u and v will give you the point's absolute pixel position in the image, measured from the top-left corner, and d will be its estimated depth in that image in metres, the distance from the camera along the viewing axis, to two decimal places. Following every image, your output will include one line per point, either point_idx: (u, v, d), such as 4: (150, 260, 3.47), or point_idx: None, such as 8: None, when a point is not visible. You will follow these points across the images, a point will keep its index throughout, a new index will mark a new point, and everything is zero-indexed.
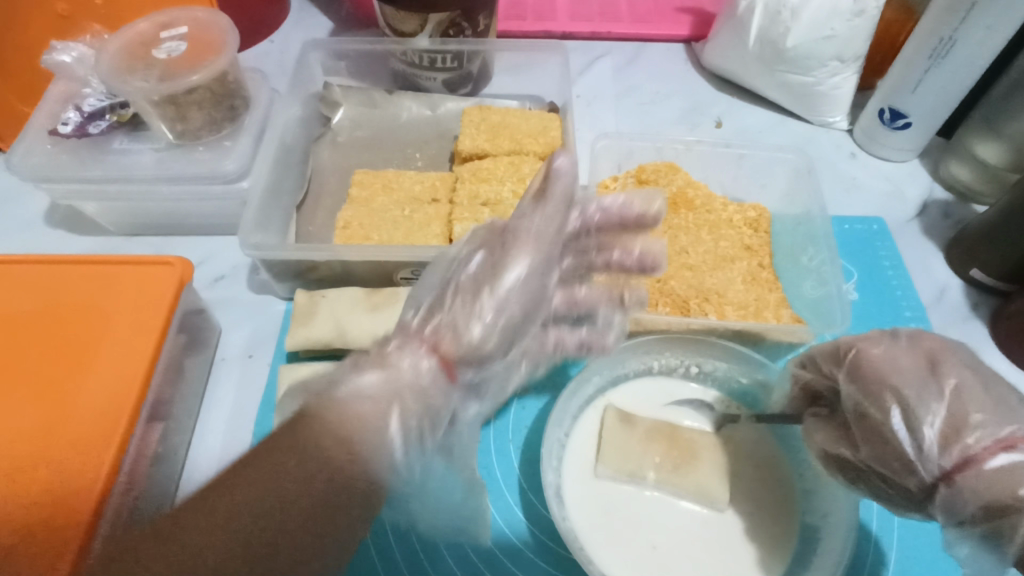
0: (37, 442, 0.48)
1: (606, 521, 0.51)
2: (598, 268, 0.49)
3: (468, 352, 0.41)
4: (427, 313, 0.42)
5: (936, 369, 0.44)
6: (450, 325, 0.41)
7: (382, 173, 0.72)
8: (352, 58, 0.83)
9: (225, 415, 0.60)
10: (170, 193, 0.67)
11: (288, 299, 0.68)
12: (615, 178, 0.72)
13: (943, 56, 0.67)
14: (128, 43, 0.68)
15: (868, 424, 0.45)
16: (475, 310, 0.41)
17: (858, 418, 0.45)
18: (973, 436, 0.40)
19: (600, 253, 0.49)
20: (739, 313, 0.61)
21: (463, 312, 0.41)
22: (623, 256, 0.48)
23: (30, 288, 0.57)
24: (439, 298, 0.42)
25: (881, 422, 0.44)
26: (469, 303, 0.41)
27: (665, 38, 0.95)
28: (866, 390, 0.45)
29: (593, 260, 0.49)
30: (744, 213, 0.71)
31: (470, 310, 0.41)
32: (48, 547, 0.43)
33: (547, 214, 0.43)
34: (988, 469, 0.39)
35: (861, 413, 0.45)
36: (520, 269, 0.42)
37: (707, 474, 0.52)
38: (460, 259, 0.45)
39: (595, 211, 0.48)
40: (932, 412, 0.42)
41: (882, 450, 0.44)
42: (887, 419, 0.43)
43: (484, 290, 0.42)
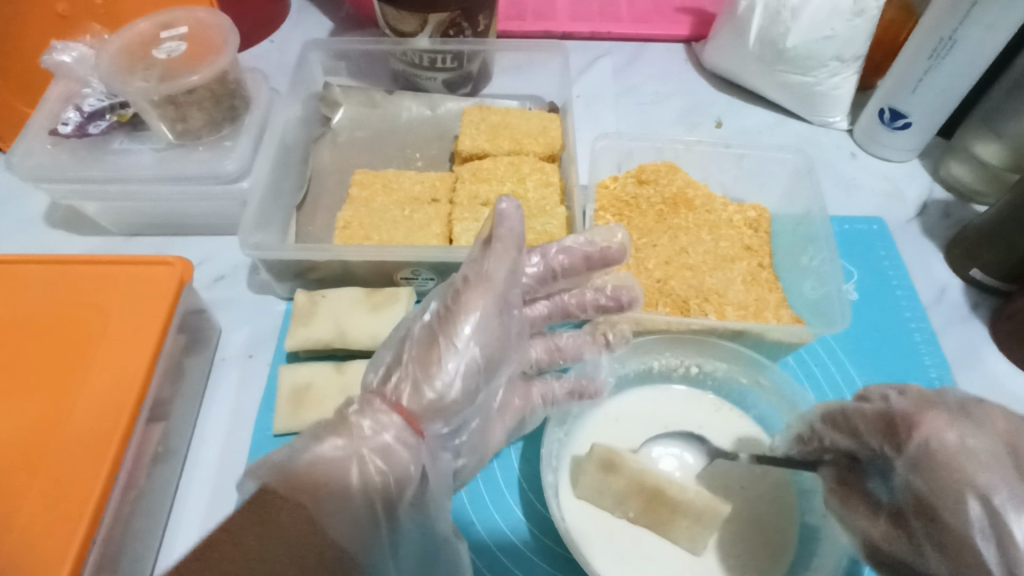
0: (39, 443, 0.48)
1: (602, 528, 0.50)
2: (574, 310, 0.52)
3: (433, 404, 0.43)
4: (388, 367, 0.45)
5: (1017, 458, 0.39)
6: (411, 384, 0.43)
7: (382, 173, 0.72)
8: (352, 59, 0.83)
9: (225, 414, 0.60)
10: (170, 193, 0.67)
11: (288, 299, 0.68)
12: (616, 178, 0.73)
13: (943, 56, 0.67)
14: (128, 43, 0.68)
15: (937, 524, 0.39)
16: (435, 362, 0.43)
17: (922, 515, 0.40)
18: None
19: (571, 295, 0.52)
20: (739, 313, 0.61)
21: (422, 370, 0.43)
22: (597, 295, 0.52)
23: (31, 289, 0.57)
24: (397, 356, 0.45)
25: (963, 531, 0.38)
26: (428, 356, 0.44)
27: (665, 38, 0.95)
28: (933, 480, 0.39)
29: (567, 303, 0.52)
30: (744, 213, 0.71)
31: (430, 364, 0.43)
32: (49, 549, 0.43)
33: (498, 256, 0.45)
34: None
35: (925, 507, 0.40)
36: (474, 319, 0.44)
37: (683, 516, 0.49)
38: (418, 313, 0.47)
39: (557, 252, 0.50)
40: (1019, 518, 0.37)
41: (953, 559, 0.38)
42: (964, 521, 0.38)
43: (440, 341, 0.44)
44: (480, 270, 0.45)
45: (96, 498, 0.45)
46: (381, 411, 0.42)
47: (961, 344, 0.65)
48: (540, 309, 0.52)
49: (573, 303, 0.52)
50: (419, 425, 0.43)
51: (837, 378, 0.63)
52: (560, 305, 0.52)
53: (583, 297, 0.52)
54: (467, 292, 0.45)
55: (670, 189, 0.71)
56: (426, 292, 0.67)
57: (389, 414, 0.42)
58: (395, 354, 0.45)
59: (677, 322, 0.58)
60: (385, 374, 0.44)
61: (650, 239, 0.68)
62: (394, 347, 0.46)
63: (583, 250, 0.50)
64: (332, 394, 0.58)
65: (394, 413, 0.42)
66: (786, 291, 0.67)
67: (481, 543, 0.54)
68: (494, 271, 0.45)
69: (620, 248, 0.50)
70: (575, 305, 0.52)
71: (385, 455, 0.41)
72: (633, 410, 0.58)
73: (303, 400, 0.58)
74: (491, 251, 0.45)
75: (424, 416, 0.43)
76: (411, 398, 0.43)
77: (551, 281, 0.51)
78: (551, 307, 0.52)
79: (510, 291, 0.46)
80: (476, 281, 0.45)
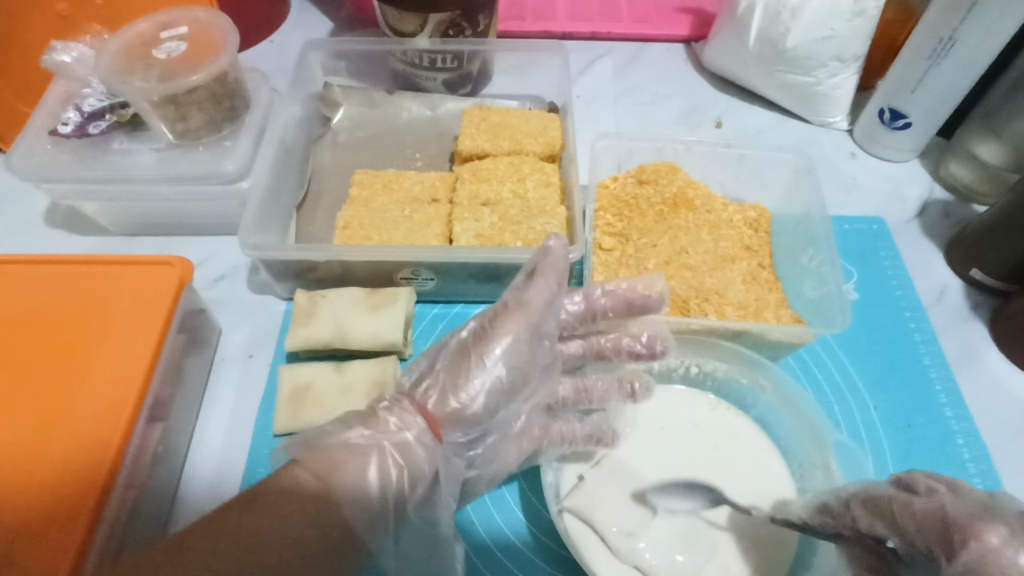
0: (38, 441, 0.48)
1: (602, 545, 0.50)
2: (607, 352, 0.54)
3: (454, 412, 0.46)
4: (422, 373, 0.49)
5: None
6: (438, 391, 0.47)
7: (382, 173, 0.73)
8: (352, 59, 0.83)
9: (225, 413, 0.60)
10: (170, 193, 0.67)
11: (288, 299, 0.68)
12: (616, 178, 0.73)
13: (943, 56, 0.67)
14: (128, 43, 0.68)
15: None
16: (464, 375, 0.47)
17: None
18: None
19: (608, 339, 0.54)
20: (739, 313, 0.62)
21: (451, 382, 0.47)
22: (632, 341, 0.53)
23: (31, 288, 0.57)
24: (431, 364, 0.49)
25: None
26: (459, 368, 0.47)
27: (665, 38, 0.95)
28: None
29: (602, 344, 0.53)
30: (744, 213, 0.71)
31: (460, 375, 0.47)
32: (50, 547, 0.43)
33: (541, 286, 0.49)
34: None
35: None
36: (505, 342, 0.48)
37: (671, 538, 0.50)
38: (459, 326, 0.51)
39: (600, 295, 0.52)
40: None
41: None
42: None
43: (473, 356, 0.47)
44: (522, 298, 0.49)
45: (96, 497, 0.45)
46: (406, 412, 0.46)
47: (961, 344, 0.65)
48: (575, 346, 0.54)
49: (609, 347, 0.53)
50: (439, 430, 0.46)
51: (837, 378, 0.63)
52: (594, 346, 0.54)
53: (619, 342, 0.53)
54: (505, 316, 0.48)
55: (670, 189, 0.71)
56: (425, 292, 0.67)
57: (414, 415, 0.46)
58: (430, 362, 0.49)
59: (677, 322, 0.58)
60: (417, 379, 0.49)
61: (650, 239, 0.68)
62: (430, 356, 0.50)
63: (625, 295, 0.51)
64: (331, 394, 0.58)
65: (419, 419, 0.46)
66: (786, 290, 0.67)
67: (481, 543, 0.54)
68: (532, 299, 0.49)
69: (660, 297, 0.51)
70: (609, 347, 0.53)
71: (404, 450, 0.45)
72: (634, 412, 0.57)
73: (303, 401, 0.58)
74: (535, 281, 0.49)
75: (444, 423, 0.46)
76: (436, 403, 0.47)
77: (590, 321, 0.53)
78: (585, 346, 0.54)
79: (543, 322, 0.49)
80: (515, 307, 0.48)
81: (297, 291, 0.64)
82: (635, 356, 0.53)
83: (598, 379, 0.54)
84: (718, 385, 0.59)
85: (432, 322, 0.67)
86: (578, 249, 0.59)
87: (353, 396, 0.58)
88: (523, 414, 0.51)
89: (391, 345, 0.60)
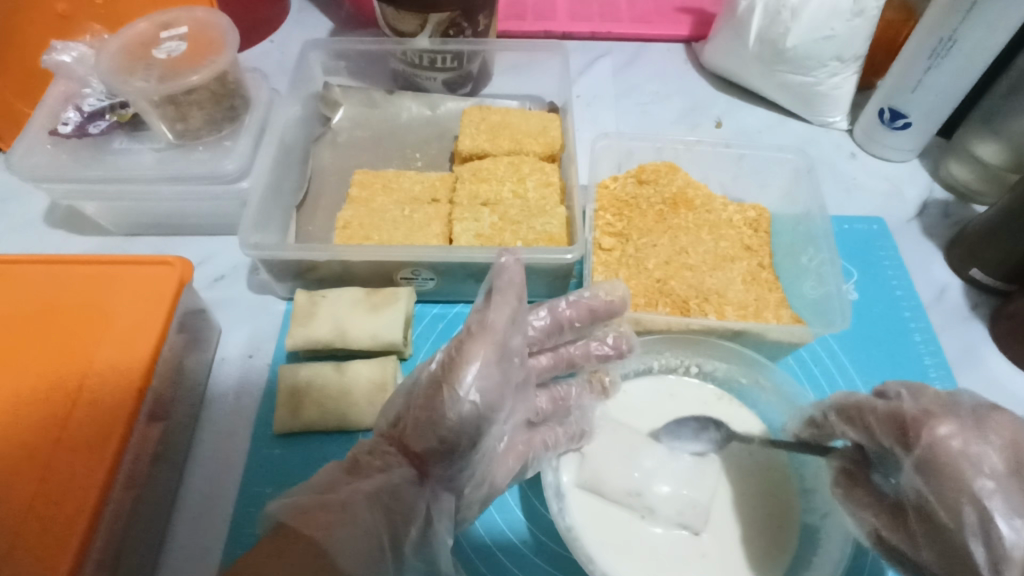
0: (38, 440, 0.48)
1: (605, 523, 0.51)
2: (578, 359, 0.54)
3: (433, 448, 0.43)
4: (399, 412, 0.45)
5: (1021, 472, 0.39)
6: (414, 430, 0.43)
7: (382, 173, 0.73)
8: (352, 58, 0.83)
9: (225, 414, 0.60)
10: (170, 193, 0.67)
11: (288, 299, 0.68)
12: (616, 178, 0.73)
13: (943, 56, 0.67)
14: (128, 43, 0.68)
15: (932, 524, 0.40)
16: (437, 412, 0.42)
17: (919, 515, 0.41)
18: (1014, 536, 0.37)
19: (576, 346, 0.54)
20: (739, 313, 0.62)
21: (425, 421, 0.43)
22: (600, 345, 0.54)
23: (31, 288, 0.57)
24: (407, 403, 0.45)
25: (955, 530, 0.39)
26: (433, 403, 0.43)
27: (665, 38, 0.95)
28: (938, 485, 0.40)
29: (572, 353, 0.54)
30: (744, 213, 0.71)
31: (434, 411, 0.43)
32: (50, 546, 0.44)
33: (499, 306, 0.45)
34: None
35: (928, 510, 0.41)
36: (473, 372, 0.43)
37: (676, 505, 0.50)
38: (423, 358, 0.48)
39: (565, 307, 0.52)
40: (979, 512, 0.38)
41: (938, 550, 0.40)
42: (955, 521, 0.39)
43: (441, 389, 0.43)
44: (485, 322, 0.45)
45: (95, 497, 0.45)
46: (389, 453, 0.45)
47: (961, 344, 0.65)
48: (545, 359, 0.53)
49: (578, 355, 0.54)
50: (425, 464, 0.44)
51: (836, 378, 0.63)
52: (564, 356, 0.54)
53: (587, 348, 0.54)
54: (469, 343, 0.44)
55: (671, 190, 0.71)
56: (425, 292, 0.67)
57: (397, 456, 0.45)
58: (405, 399, 0.46)
59: (677, 322, 0.58)
60: (397, 419, 0.45)
61: (650, 239, 0.68)
62: (402, 396, 0.46)
63: (590, 304, 0.52)
64: (331, 394, 0.58)
65: (403, 463, 0.44)
66: (786, 291, 0.67)
67: (480, 542, 0.54)
68: (495, 321, 0.45)
69: (622, 302, 0.52)
70: (579, 357, 0.54)
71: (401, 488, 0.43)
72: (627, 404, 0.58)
73: (302, 400, 0.58)
74: (493, 302, 0.45)
75: (429, 458, 0.43)
76: (416, 441, 0.43)
77: (559, 335, 0.52)
78: (555, 357, 0.54)
79: (510, 339, 0.45)
80: (479, 332, 0.44)
81: (297, 291, 0.64)
82: (602, 358, 0.54)
83: (573, 386, 0.55)
84: (719, 384, 0.60)
85: (432, 322, 0.67)
86: (578, 249, 0.59)
87: (353, 396, 0.58)
88: (506, 437, 0.49)
89: (392, 345, 0.60)
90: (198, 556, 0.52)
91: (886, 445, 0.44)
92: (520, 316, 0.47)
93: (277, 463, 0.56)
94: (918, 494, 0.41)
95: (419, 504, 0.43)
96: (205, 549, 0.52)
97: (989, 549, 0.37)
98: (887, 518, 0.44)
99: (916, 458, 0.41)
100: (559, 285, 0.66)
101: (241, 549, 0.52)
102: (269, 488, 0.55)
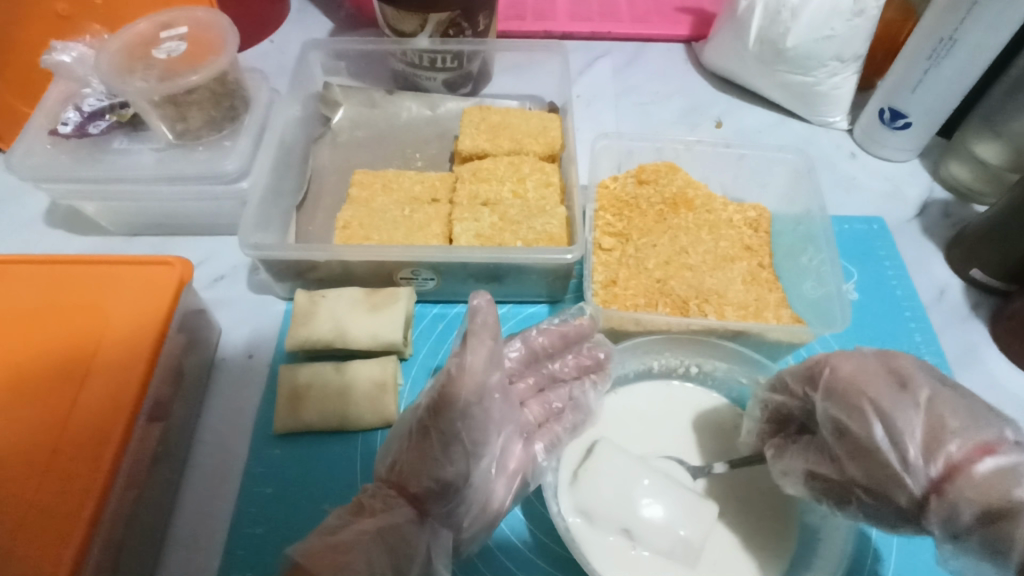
0: (38, 440, 0.48)
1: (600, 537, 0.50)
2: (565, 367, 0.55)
3: (432, 488, 0.45)
4: (393, 457, 0.47)
5: (906, 382, 0.43)
6: (410, 471, 0.46)
7: (382, 173, 0.72)
8: (352, 58, 0.83)
9: (224, 415, 0.60)
10: (169, 192, 0.66)
11: (288, 299, 0.68)
12: (616, 178, 0.73)
13: (943, 56, 0.67)
14: (128, 43, 0.68)
15: (850, 440, 0.43)
16: (430, 455, 0.46)
17: (838, 436, 0.44)
18: (954, 443, 0.39)
19: (556, 364, 0.55)
20: (739, 313, 0.61)
21: (423, 460, 0.46)
22: (579, 357, 0.55)
23: (30, 288, 0.57)
24: (402, 448, 0.47)
25: (866, 440, 0.42)
26: (423, 448, 0.46)
27: (665, 38, 0.95)
28: (846, 406, 0.43)
29: (551, 368, 0.55)
30: (744, 213, 0.71)
31: (426, 457, 0.46)
32: (51, 547, 0.44)
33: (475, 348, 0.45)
34: (979, 475, 0.38)
35: (842, 430, 0.43)
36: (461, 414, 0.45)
37: (669, 526, 0.49)
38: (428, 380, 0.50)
39: (537, 335, 0.54)
40: (911, 424, 0.41)
41: (870, 466, 0.42)
42: (869, 432, 0.42)
43: (432, 433, 0.46)
44: (462, 364, 0.45)
45: (96, 497, 0.45)
46: (389, 495, 0.45)
47: (961, 343, 0.65)
48: (528, 379, 0.54)
49: (560, 370, 0.55)
50: (423, 506, 0.45)
51: None
52: (547, 374, 0.55)
53: (567, 362, 0.55)
54: (450, 386, 0.45)
55: (670, 190, 0.71)
56: (426, 292, 0.67)
57: (397, 498, 0.45)
58: (397, 446, 0.48)
59: (677, 322, 0.58)
60: (391, 464, 0.47)
61: (649, 239, 0.68)
62: (398, 441, 0.49)
63: (559, 330, 0.54)
64: (332, 395, 0.58)
65: (404, 504, 0.45)
66: (786, 291, 0.67)
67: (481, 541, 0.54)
68: (474, 364, 0.45)
69: (591, 323, 0.56)
70: (560, 373, 0.55)
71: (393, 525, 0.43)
72: (624, 413, 0.58)
73: (303, 401, 0.58)
74: (468, 346, 0.45)
75: (428, 497, 0.45)
76: (414, 483, 0.45)
77: (536, 362, 0.55)
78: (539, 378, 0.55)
79: (488, 377, 0.46)
80: (458, 375, 0.45)
81: (297, 291, 0.64)
82: (584, 368, 0.55)
83: (562, 387, 0.55)
84: (717, 384, 0.60)
85: (432, 322, 0.67)
86: (578, 249, 0.59)
87: (353, 396, 0.58)
88: (499, 457, 0.48)
89: (392, 345, 0.60)
90: (199, 556, 0.52)
91: (804, 396, 0.48)
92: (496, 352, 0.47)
93: (276, 463, 0.56)
94: (834, 421, 0.44)
95: (420, 544, 0.44)
96: (206, 549, 0.52)
97: (896, 447, 0.40)
98: (819, 463, 0.45)
99: (824, 387, 0.45)
100: (558, 285, 0.66)
101: (241, 550, 0.52)
102: (269, 488, 0.55)
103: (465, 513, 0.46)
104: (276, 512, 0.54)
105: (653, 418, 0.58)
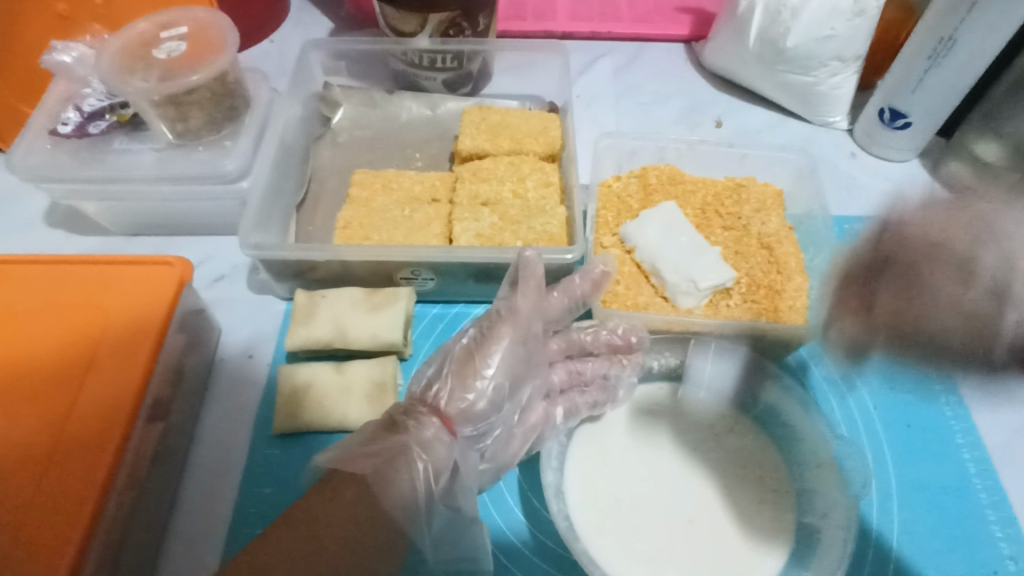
0: (37, 441, 0.48)
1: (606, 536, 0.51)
2: (586, 347, 0.57)
3: (465, 410, 0.48)
4: (430, 378, 0.50)
5: None
6: (448, 392, 0.48)
7: (382, 173, 0.72)
8: (352, 58, 0.83)
9: (224, 414, 0.60)
10: (169, 192, 0.66)
11: (288, 299, 0.68)
12: (618, 177, 0.72)
13: (943, 56, 0.67)
14: (128, 43, 0.68)
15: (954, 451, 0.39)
16: (472, 375, 0.49)
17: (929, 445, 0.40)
18: None
19: (587, 334, 0.57)
20: (754, 309, 0.61)
21: (458, 383, 0.49)
22: (610, 334, 0.56)
23: (30, 288, 0.57)
24: (439, 369, 0.50)
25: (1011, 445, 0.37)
26: (466, 370, 0.49)
27: (665, 38, 0.95)
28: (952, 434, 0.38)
29: (583, 341, 0.57)
30: (761, 189, 0.71)
31: (467, 376, 0.49)
32: (51, 545, 0.44)
33: (527, 293, 0.51)
34: None
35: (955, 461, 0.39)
36: (501, 350, 0.50)
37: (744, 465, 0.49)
38: (423, 375, 0.51)
39: (577, 286, 0.54)
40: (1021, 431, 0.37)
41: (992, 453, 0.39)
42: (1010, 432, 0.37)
43: (476, 357, 0.49)
44: (513, 307, 0.51)
45: (96, 498, 0.45)
46: (423, 413, 0.48)
47: None
48: (558, 342, 0.56)
49: (589, 342, 0.56)
50: (453, 425, 0.48)
51: (835, 377, 0.63)
52: (576, 342, 0.56)
53: (597, 335, 0.56)
54: (498, 326, 0.50)
55: (675, 191, 0.70)
56: (426, 292, 0.67)
57: (430, 416, 0.48)
58: (437, 366, 0.51)
59: (678, 324, 0.59)
60: (427, 384, 0.50)
61: None
62: (433, 363, 0.51)
63: (582, 289, 0.54)
64: (332, 394, 0.58)
65: (437, 424, 0.48)
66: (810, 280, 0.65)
67: None
68: (522, 306, 0.51)
69: (604, 275, 0.55)
70: (591, 345, 0.56)
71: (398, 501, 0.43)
72: (628, 412, 0.58)
73: (303, 400, 0.58)
74: (520, 289, 0.51)
75: (459, 421, 0.48)
76: (449, 404, 0.48)
77: (572, 316, 0.55)
78: (567, 343, 0.56)
79: (534, 324, 0.52)
80: (508, 315, 0.51)
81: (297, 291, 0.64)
82: (614, 349, 0.56)
83: (590, 361, 0.56)
84: None
85: (432, 322, 0.67)
86: (578, 249, 0.60)
87: (353, 396, 0.58)
88: (522, 408, 0.52)
89: (391, 345, 0.61)
90: (198, 556, 0.52)
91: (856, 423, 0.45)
92: (546, 302, 0.53)
93: (276, 463, 0.56)
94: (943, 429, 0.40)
95: (449, 460, 0.47)
96: (205, 548, 0.52)
97: None
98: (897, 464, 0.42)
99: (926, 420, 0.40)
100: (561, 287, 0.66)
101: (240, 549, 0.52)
102: (269, 488, 0.55)
103: (487, 441, 0.50)
104: (275, 512, 0.54)
105: (655, 435, 0.57)
